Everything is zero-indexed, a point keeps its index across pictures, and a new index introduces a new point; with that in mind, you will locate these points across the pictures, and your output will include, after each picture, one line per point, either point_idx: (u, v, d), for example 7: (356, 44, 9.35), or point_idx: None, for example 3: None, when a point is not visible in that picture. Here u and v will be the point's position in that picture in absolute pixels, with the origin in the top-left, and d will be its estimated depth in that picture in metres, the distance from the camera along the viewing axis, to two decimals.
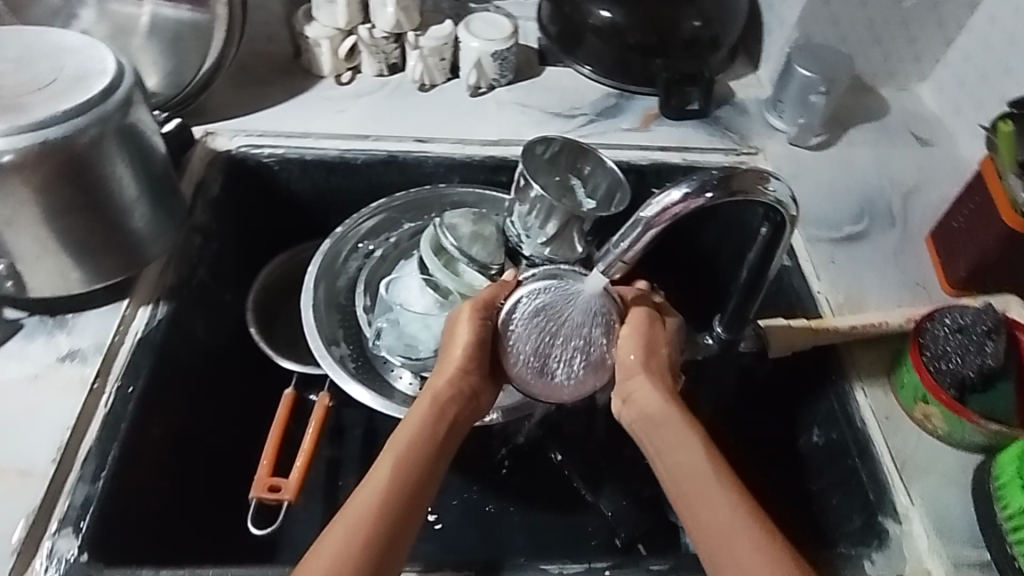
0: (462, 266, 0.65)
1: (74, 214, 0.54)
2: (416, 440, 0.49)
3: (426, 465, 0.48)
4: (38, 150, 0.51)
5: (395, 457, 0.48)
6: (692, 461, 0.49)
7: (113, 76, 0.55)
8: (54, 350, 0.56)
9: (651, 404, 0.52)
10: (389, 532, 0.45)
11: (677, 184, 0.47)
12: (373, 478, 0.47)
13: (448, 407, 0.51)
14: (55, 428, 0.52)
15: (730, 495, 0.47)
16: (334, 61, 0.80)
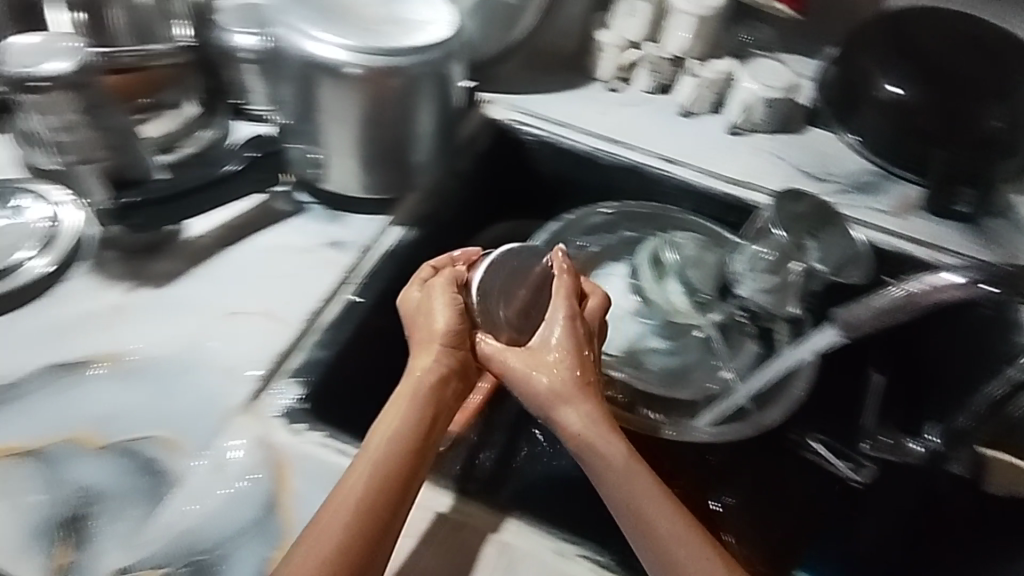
0: (673, 283, 0.70)
1: (377, 127, 0.63)
2: (387, 452, 0.45)
3: (406, 469, 0.45)
4: (374, 70, 0.59)
5: (362, 466, 0.44)
6: (602, 447, 0.48)
7: (450, 29, 0.63)
8: (325, 236, 0.65)
9: (576, 405, 0.50)
10: (370, 536, 0.42)
11: (940, 275, 0.58)
12: (342, 490, 0.43)
13: (416, 407, 0.48)
14: (310, 298, 0.60)
15: (643, 500, 0.45)
16: (612, 69, 0.84)
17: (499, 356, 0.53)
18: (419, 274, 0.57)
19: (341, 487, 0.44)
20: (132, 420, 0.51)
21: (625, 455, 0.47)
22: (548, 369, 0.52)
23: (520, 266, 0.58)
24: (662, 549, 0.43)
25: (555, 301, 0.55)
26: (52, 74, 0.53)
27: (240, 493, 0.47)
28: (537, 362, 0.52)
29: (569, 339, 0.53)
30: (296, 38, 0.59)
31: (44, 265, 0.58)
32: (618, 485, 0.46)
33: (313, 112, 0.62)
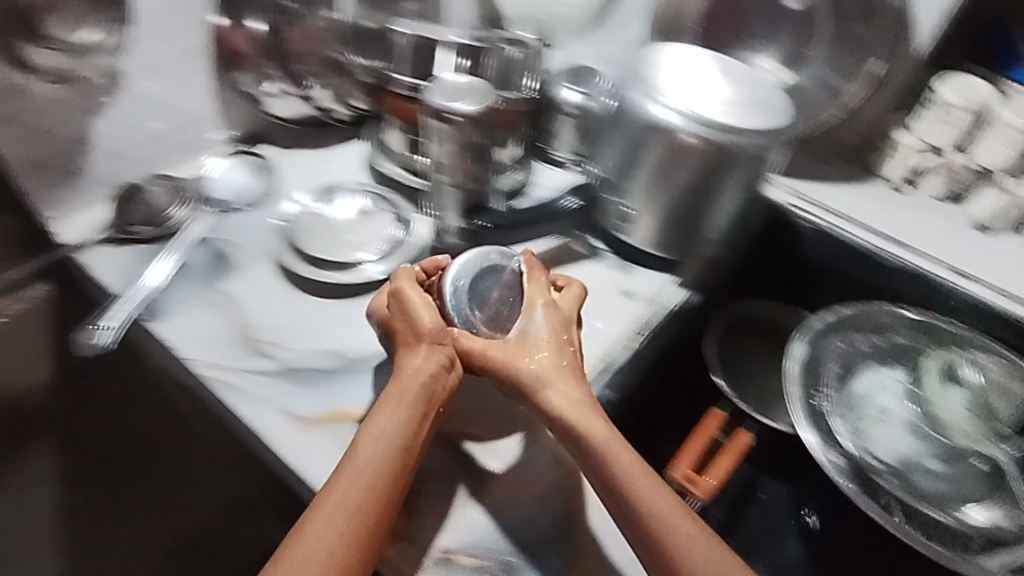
0: (967, 406, 0.66)
1: (685, 193, 0.67)
2: (387, 442, 0.48)
3: (399, 455, 0.48)
4: (705, 141, 0.63)
5: (364, 454, 0.47)
6: (587, 426, 0.51)
7: (787, 117, 0.64)
8: (617, 282, 0.70)
9: (566, 391, 0.53)
10: (377, 521, 0.45)
11: None
12: (349, 477, 0.46)
13: (409, 399, 0.51)
14: (601, 341, 0.66)
15: (635, 485, 0.48)
16: (904, 170, 0.81)
17: (525, 366, 0.54)
18: (403, 276, 0.57)
19: (335, 494, 0.45)
20: (456, 414, 0.59)
21: (610, 435, 0.51)
22: (543, 366, 0.54)
23: (488, 271, 0.59)
24: (665, 545, 0.46)
25: (534, 284, 0.58)
26: (462, 112, 0.58)
27: (545, 505, 0.55)
28: (527, 358, 0.54)
29: (557, 333, 0.56)
30: (642, 98, 0.64)
31: (378, 271, 0.67)
32: (620, 483, 0.49)
33: (633, 169, 0.68)
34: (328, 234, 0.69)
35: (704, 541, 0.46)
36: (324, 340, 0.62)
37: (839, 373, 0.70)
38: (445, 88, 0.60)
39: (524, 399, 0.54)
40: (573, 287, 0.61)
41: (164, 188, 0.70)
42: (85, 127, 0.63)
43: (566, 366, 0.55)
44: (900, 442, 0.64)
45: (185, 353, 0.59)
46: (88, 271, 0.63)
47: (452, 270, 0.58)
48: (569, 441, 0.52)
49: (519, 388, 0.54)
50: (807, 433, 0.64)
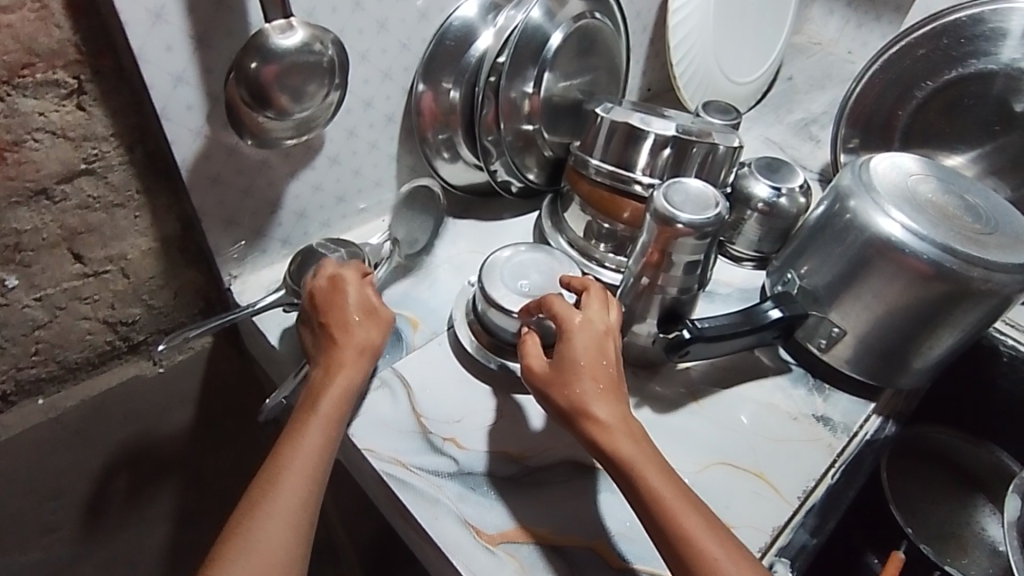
0: None
1: (905, 320, 0.60)
2: (315, 444, 0.50)
3: (323, 453, 0.50)
4: (947, 274, 0.56)
5: (292, 453, 0.49)
6: (617, 442, 0.49)
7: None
8: (811, 405, 0.64)
9: (609, 412, 0.50)
10: (315, 492, 0.48)
11: None
12: (278, 473, 0.47)
13: (334, 403, 0.52)
14: (803, 473, 0.58)
15: (667, 498, 0.46)
16: None
17: (563, 396, 0.51)
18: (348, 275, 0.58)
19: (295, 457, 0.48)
20: (644, 547, 0.51)
21: (640, 451, 0.49)
22: (578, 388, 0.51)
23: (515, 268, 0.63)
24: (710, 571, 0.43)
25: (593, 298, 0.56)
26: (691, 224, 0.53)
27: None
28: (574, 388, 0.51)
29: (584, 347, 0.52)
30: (870, 212, 0.59)
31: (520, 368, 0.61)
32: (652, 498, 0.46)
33: (847, 289, 0.62)
34: (517, 278, 0.62)
35: (727, 553, 0.44)
36: (501, 440, 0.57)
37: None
38: (680, 197, 0.54)
39: (570, 426, 0.51)
40: (595, 290, 0.58)
41: (340, 255, 0.66)
42: (280, 191, 0.62)
43: (594, 380, 0.51)
44: None
45: (356, 439, 0.56)
46: (261, 330, 0.64)
47: (492, 280, 0.62)
48: (610, 467, 0.49)
49: (558, 414, 0.52)
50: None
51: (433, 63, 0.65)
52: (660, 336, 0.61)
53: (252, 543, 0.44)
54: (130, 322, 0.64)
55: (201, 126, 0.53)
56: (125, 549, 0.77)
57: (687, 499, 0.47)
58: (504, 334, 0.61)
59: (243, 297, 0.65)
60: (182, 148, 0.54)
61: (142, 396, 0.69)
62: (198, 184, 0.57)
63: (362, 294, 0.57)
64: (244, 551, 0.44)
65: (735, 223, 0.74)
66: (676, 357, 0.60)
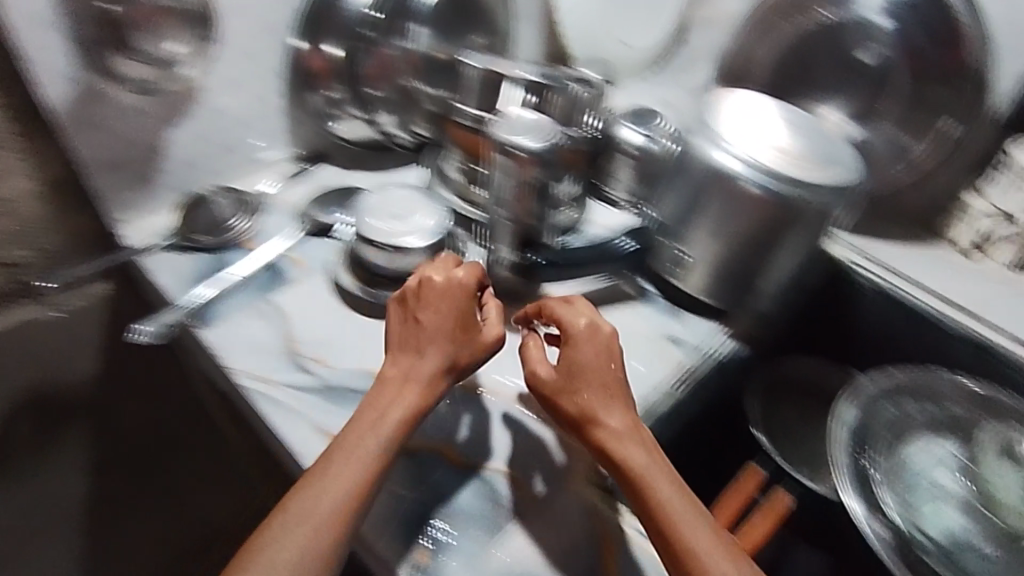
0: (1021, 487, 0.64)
1: (745, 244, 0.66)
2: (359, 440, 0.48)
3: (360, 473, 0.47)
4: (772, 199, 0.62)
5: (325, 467, 0.47)
6: (625, 449, 0.48)
7: (853, 177, 0.63)
8: (663, 326, 0.69)
9: (617, 417, 0.49)
10: (347, 514, 0.45)
11: None
12: (313, 484, 0.46)
13: (385, 412, 0.50)
14: (647, 383, 0.64)
15: (675, 509, 0.45)
16: (967, 235, 0.82)
17: (569, 400, 0.51)
18: (432, 269, 0.57)
19: (328, 474, 0.46)
20: (488, 447, 0.57)
21: (652, 461, 0.48)
22: (584, 393, 0.51)
23: (386, 201, 0.68)
24: None
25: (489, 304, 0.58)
26: (528, 149, 0.57)
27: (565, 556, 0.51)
28: (580, 394, 0.51)
29: (588, 348, 0.53)
30: (707, 145, 0.63)
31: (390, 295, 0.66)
32: (662, 510, 0.45)
33: (693, 219, 0.67)
34: (386, 209, 0.67)
35: (737, 572, 0.43)
36: (366, 360, 0.61)
37: (875, 426, 0.69)
38: (520, 126, 0.59)
39: (576, 432, 0.51)
40: (554, 302, 0.58)
41: (224, 199, 0.71)
42: (162, 138, 0.66)
43: (600, 387, 0.51)
44: (942, 514, 0.63)
45: (229, 363, 0.58)
46: (146, 271, 0.65)
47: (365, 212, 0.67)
48: (620, 477, 0.48)
49: (567, 421, 0.51)
50: (853, 501, 0.63)
51: (316, 22, 0.70)
52: (513, 259, 0.67)
53: (269, 556, 0.43)
54: (23, 264, 0.67)
55: (72, 68, 0.57)
56: (30, 499, 0.78)
57: (693, 507, 0.46)
58: (374, 266, 0.66)
59: (137, 240, 0.70)
60: (54, 90, 0.57)
61: (39, 342, 0.71)
62: (76, 126, 0.60)
63: (447, 273, 0.56)
64: (264, 557, 0.43)
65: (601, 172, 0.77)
66: (529, 279, 0.67)
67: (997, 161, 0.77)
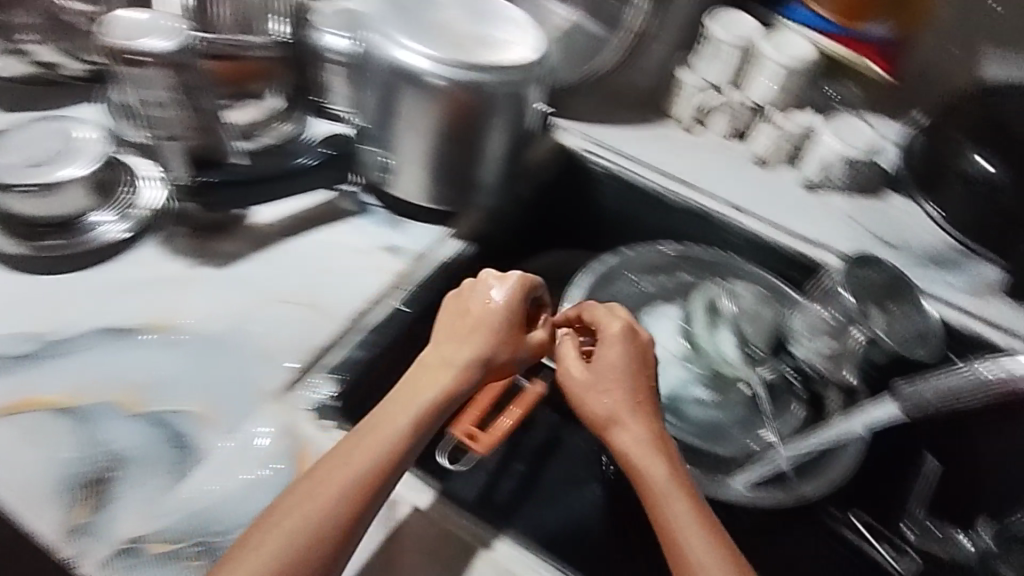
0: (727, 334, 0.68)
1: (450, 139, 0.65)
2: (393, 417, 0.48)
3: (344, 479, 0.44)
4: (460, 86, 0.62)
5: (315, 473, 0.45)
6: (628, 427, 0.51)
7: (534, 54, 0.65)
8: (382, 238, 0.68)
9: (640, 427, 0.51)
10: (320, 525, 0.42)
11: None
12: (301, 490, 0.44)
13: (390, 425, 0.47)
14: (358, 297, 0.63)
15: (662, 490, 0.48)
16: (688, 110, 0.86)
17: (599, 402, 0.52)
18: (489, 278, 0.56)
19: (313, 477, 0.44)
20: (169, 389, 0.54)
21: (649, 446, 0.50)
22: (610, 395, 0.52)
23: (25, 141, 0.62)
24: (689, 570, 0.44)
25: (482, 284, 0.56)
26: (153, 50, 0.59)
27: (256, 488, 0.49)
28: (609, 395, 0.52)
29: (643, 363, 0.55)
30: (387, 45, 0.62)
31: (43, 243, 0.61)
32: (664, 511, 0.47)
33: (392, 119, 0.65)
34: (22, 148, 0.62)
35: (709, 546, 0.45)
36: (31, 323, 0.56)
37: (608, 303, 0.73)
38: (133, 29, 0.60)
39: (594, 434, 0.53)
40: (592, 307, 0.59)
41: None
42: None
43: (614, 382, 0.53)
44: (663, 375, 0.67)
45: None
46: None
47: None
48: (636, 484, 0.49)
49: (590, 422, 0.53)
50: None
51: None
52: (185, 181, 0.65)
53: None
54: None
55: None
56: None
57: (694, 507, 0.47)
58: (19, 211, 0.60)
59: None
60: None
61: None
62: None
63: (508, 290, 0.55)
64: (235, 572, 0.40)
65: (295, 88, 0.72)
66: (200, 202, 0.66)
67: (700, 39, 0.84)
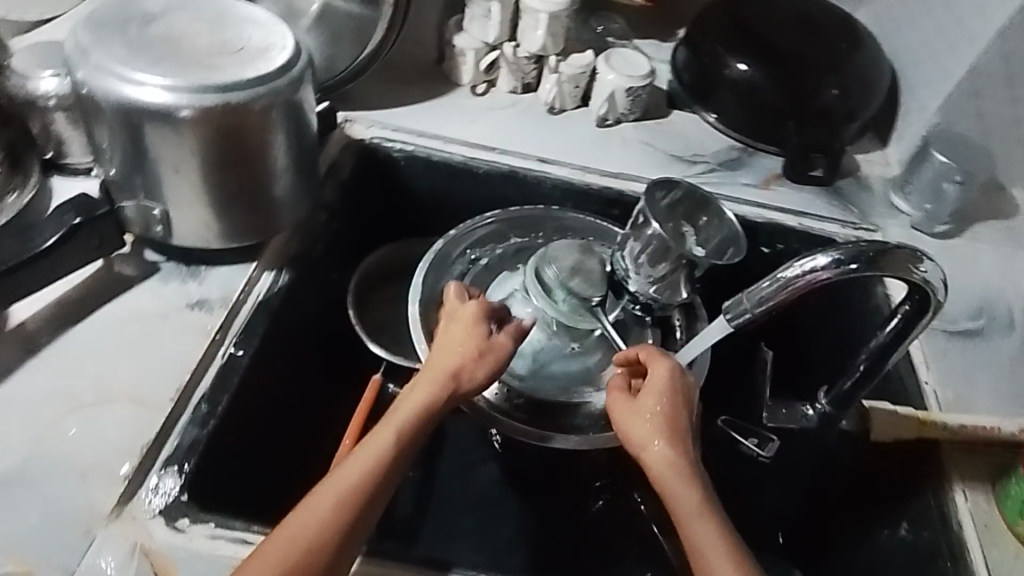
0: (563, 296, 0.67)
1: (232, 170, 0.59)
2: (397, 425, 0.53)
3: (326, 523, 0.47)
4: (222, 106, 0.55)
5: (297, 514, 0.48)
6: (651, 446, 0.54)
7: (292, 53, 0.60)
8: (185, 295, 0.62)
9: (664, 455, 0.53)
10: (294, 568, 0.45)
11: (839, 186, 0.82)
12: (284, 531, 0.47)
13: (371, 459, 0.51)
14: (178, 369, 0.58)
15: (686, 515, 0.50)
16: (474, 73, 0.84)
17: (628, 428, 0.56)
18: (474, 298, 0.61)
19: (301, 509, 0.48)
20: None
21: (678, 473, 0.52)
22: (643, 422, 0.55)
23: None
24: None
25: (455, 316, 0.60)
26: None
27: None
28: (638, 421, 0.55)
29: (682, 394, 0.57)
30: (115, 83, 0.54)
31: None
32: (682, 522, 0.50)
33: (150, 166, 0.58)
34: None
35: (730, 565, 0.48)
36: None
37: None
38: None
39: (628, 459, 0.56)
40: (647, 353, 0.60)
41: None
42: None
43: (653, 414, 0.55)
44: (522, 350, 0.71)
45: None
46: None
47: None
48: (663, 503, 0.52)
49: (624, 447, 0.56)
50: None
51: None
52: None
53: None
54: None
55: None
56: None
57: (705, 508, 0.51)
58: None
59: None
60: None
61: None
62: None
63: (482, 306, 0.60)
64: None
65: (25, 133, 0.65)
66: None
67: (460, 5, 0.87)
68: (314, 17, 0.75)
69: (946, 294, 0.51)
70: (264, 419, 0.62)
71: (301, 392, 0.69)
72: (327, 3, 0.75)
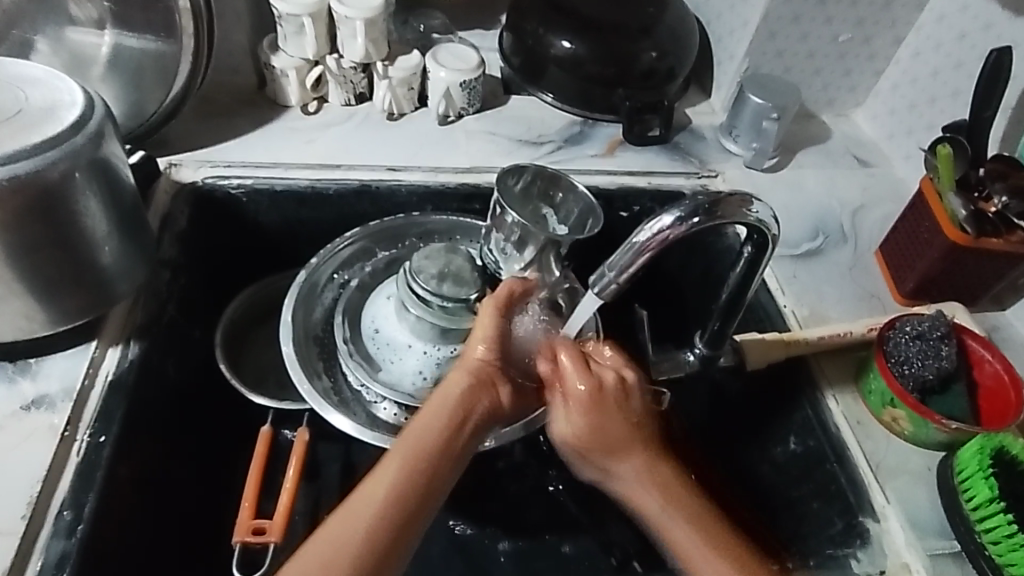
0: (439, 305, 0.66)
1: (43, 250, 0.52)
2: (421, 440, 0.51)
3: (378, 528, 0.47)
4: (10, 182, 0.49)
5: (350, 513, 0.47)
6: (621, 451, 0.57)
7: (84, 107, 0.54)
8: (17, 397, 0.55)
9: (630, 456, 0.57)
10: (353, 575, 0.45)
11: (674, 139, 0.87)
12: (336, 531, 0.46)
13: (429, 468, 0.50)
14: (26, 481, 0.51)
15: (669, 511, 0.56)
16: (300, 92, 0.81)
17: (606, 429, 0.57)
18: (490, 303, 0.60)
19: (343, 513, 0.47)
20: None
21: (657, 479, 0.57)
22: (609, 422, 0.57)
23: None
24: None
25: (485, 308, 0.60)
26: None
27: None
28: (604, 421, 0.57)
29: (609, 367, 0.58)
30: None
31: None
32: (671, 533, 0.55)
33: None
34: None
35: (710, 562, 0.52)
36: None
37: (326, 321, 0.73)
38: None
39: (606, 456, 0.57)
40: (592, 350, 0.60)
41: None
42: None
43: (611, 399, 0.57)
44: (405, 362, 0.69)
45: None
46: None
47: None
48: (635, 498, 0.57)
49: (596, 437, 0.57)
50: (343, 420, 0.63)
51: None
52: None
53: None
54: None
55: None
56: None
57: (701, 529, 0.55)
58: None
59: None
60: None
61: None
62: None
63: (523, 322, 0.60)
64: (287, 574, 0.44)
65: None
66: None
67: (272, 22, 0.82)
68: (105, 61, 0.69)
69: (778, 224, 0.56)
70: (143, 506, 0.57)
71: (181, 464, 0.64)
72: (118, 41, 0.68)
